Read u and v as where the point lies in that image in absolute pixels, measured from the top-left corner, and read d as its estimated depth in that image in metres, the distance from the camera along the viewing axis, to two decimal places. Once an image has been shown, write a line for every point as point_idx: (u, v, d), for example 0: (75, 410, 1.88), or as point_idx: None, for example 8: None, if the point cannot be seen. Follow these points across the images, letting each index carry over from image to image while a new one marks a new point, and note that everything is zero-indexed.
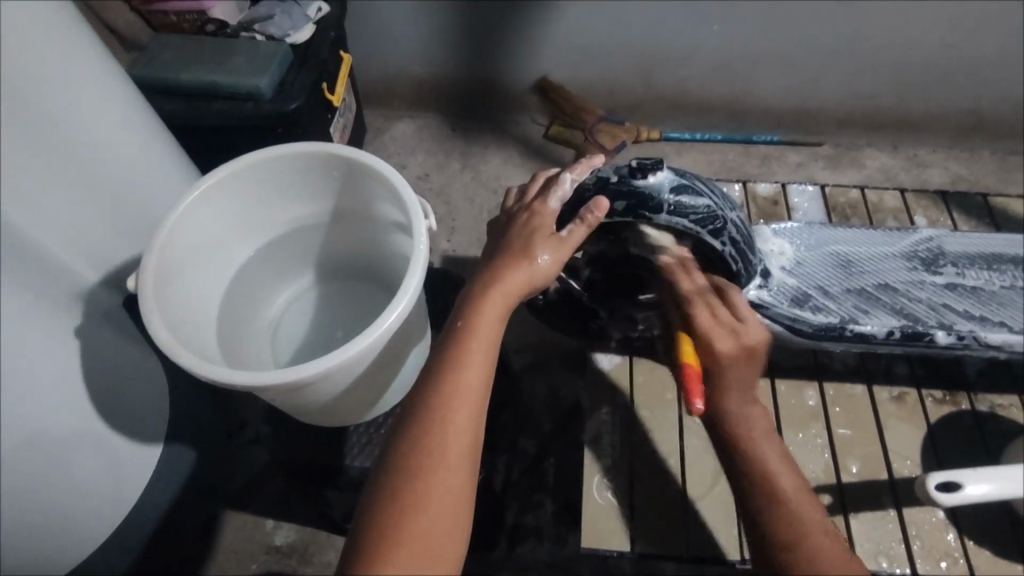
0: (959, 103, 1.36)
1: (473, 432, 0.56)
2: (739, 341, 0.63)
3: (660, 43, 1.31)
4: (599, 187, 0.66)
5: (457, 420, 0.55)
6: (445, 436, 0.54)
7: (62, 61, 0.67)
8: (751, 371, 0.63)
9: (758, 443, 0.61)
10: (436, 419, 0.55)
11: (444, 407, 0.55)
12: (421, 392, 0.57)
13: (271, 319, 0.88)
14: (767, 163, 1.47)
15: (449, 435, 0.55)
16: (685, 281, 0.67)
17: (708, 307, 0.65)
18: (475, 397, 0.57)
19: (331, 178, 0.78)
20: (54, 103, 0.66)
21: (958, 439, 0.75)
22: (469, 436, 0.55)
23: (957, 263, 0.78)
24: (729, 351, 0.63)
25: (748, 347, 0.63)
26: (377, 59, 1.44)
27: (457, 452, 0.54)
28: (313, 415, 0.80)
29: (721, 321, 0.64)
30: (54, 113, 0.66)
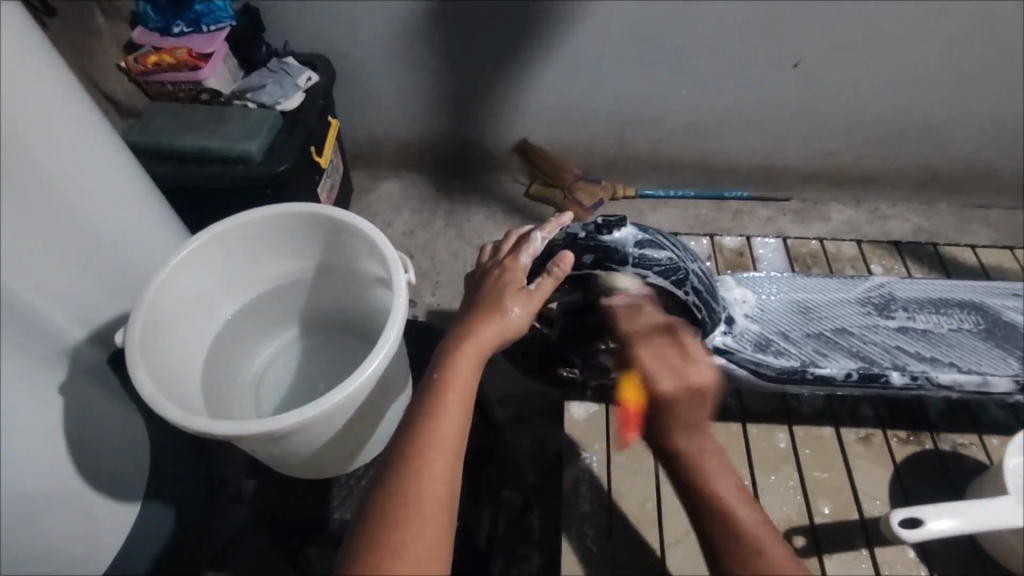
0: (912, 162, 1.46)
1: (449, 481, 0.57)
2: (685, 380, 0.70)
3: (631, 107, 1.40)
4: (568, 243, 0.70)
5: (435, 466, 0.57)
6: (423, 483, 0.56)
7: (60, 127, 0.71)
8: (697, 405, 0.70)
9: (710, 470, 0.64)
10: (416, 464, 0.57)
11: (422, 454, 0.57)
12: (400, 440, 0.59)
13: (255, 372, 0.90)
14: (739, 217, 1.55)
15: (428, 482, 0.56)
16: (629, 326, 0.72)
17: (655, 349, 0.72)
18: (451, 444, 0.59)
19: (317, 236, 0.82)
20: (50, 167, 0.70)
21: (923, 477, 0.78)
22: (446, 482, 0.57)
23: (908, 307, 0.83)
24: (676, 388, 0.70)
25: (693, 386, 0.70)
26: (365, 125, 1.52)
27: (435, 500, 0.56)
28: (293, 466, 0.81)
29: (668, 362, 0.72)
30: (50, 175, 0.70)
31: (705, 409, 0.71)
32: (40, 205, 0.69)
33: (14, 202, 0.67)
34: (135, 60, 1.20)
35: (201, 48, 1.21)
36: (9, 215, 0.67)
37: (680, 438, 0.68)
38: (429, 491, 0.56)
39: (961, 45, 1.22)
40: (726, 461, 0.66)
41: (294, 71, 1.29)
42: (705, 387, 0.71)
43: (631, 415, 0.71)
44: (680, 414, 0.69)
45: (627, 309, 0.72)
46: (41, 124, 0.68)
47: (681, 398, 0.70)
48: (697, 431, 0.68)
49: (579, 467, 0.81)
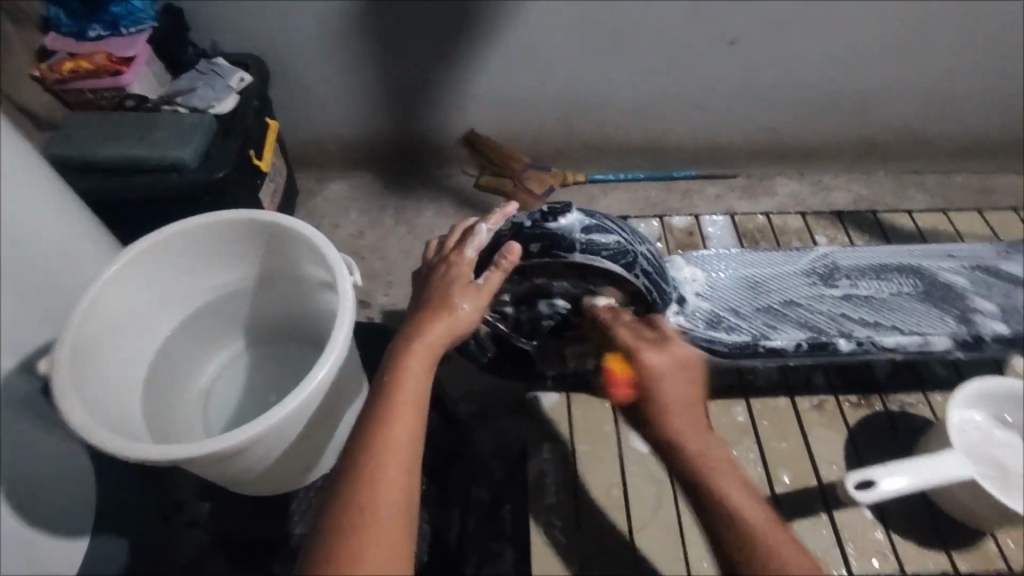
0: (850, 133, 1.50)
1: (406, 487, 0.56)
2: (669, 354, 0.68)
3: (577, 93, 1.40)
4: (514, 233, 0.69)
5: (389, 471, 0.55)
6: (378, 490, 0.54)
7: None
8: (686, 383, 0.66)
9: (714, 466, 0.60)
10: (370, 472, 0.55)
11: (375, 460, 0.55)
12: (352, 448, 0.57)
13: (201, 389, 0.85)
14: (688, 197, 1.57)
15: (382, 488, 0.54)
16: (609, 315, 0.72)
17: (632, 331, 0.71)
18: (405, 449, 0.57)
19: (256, 243, 0.78)
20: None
21: (876, 439, 0.80)
22: (402, 487, 0.55)
23: (851, 275, 0.85)
24: (662, 363, 0.67)
25: (677, 360, 0.67)
26: (306, 124, 1.47)
27: (390, 507, 0.54)
28: (247, 484, 0.78)
29: (646, 340, 0.70)
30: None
31: (696, 386, 0.66)
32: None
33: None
34: (49, 68, 1.12)
35: (121, 52, 1.15)
36: None
37: (673, 423, 0.63)
38: (384, 499, 0.54)
39: (890, 17, 1.26)
40: (726, 452, 0.62)
41: (225, 72, 1.24)
42: (691, 362, 0.68)
43: (624, 384, 0.68)
44: (667, 395, 0.64)
45: (611, 307, 0.73)
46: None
47: (671, 372, 0.66)
48: (689, 411, 0.64)
49: (542, 460, 0.80)
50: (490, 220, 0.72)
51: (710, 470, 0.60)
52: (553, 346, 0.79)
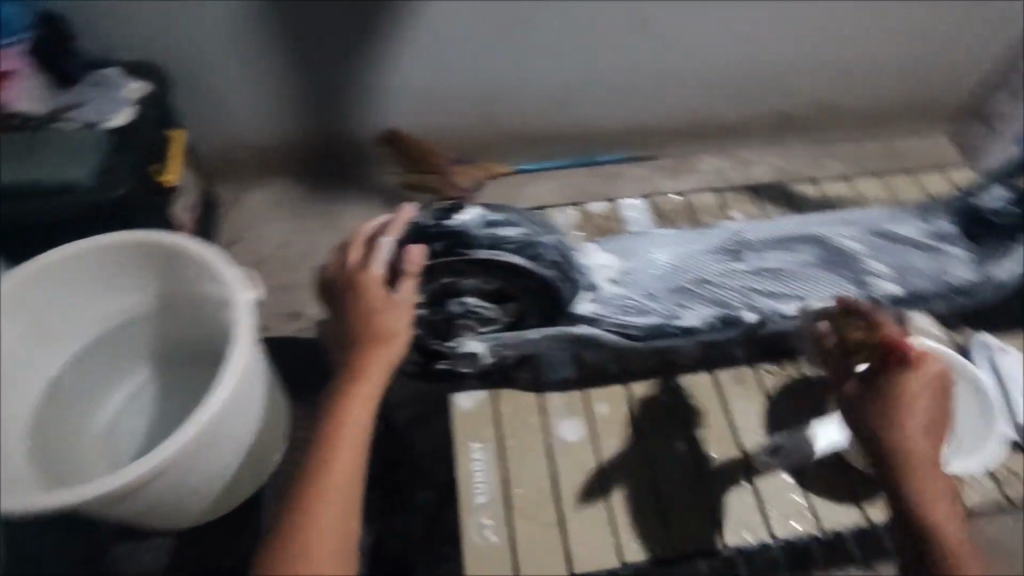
0: (766, 107, 1.54)
1: (345, 529, 0.58)
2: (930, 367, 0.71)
3: (497, 83, 1.38)
4: (417, 237, 0.72)
5: (331, 511, 0.58)
6: (320, 527, 0.57)
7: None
8: (943, 395, 0.71)
9: (919, 480, 0.68)
10: (314, 513, 0.57)
11: (317, 500, 0.58)
12: (295, 489, 0.59)
13: (106, 421, 0.81)
14: (617, 180, 1.58)
15: (318, 533, 0.57)
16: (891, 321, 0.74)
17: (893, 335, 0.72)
18: (347, 488, 0.59)
19: (147, 264, 0.73)
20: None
21: (793, 405, 0.84)
22: (343, 523, 0.58)
23: (759, 249, 0.87)
24: (940, 371, 0.71)
25: (941, 372, 0.71)
26: (216, 133, 1.40)
27: (327, 551, 0.56)
28: (158, 515, 0.75)
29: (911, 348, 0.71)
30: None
31: (943, 396, 0.71)
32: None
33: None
34: None
35: None
36: None
37: (934, 431, 0.68)
38: (325, 536, 0.57)
39: None
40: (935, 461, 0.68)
41: (119, 83, 1.18)
42: (942, 373, 0.72)
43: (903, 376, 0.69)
44: (941, 403, 0.70)
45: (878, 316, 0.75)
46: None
47: (935, 385, 0.70)
48: (943, 417, 0.70)
49: (474, 460, 0.80)
50: (391, 228, 0.71)
51: (930, 497, 0.67)
52: (470, 344, 0.81)
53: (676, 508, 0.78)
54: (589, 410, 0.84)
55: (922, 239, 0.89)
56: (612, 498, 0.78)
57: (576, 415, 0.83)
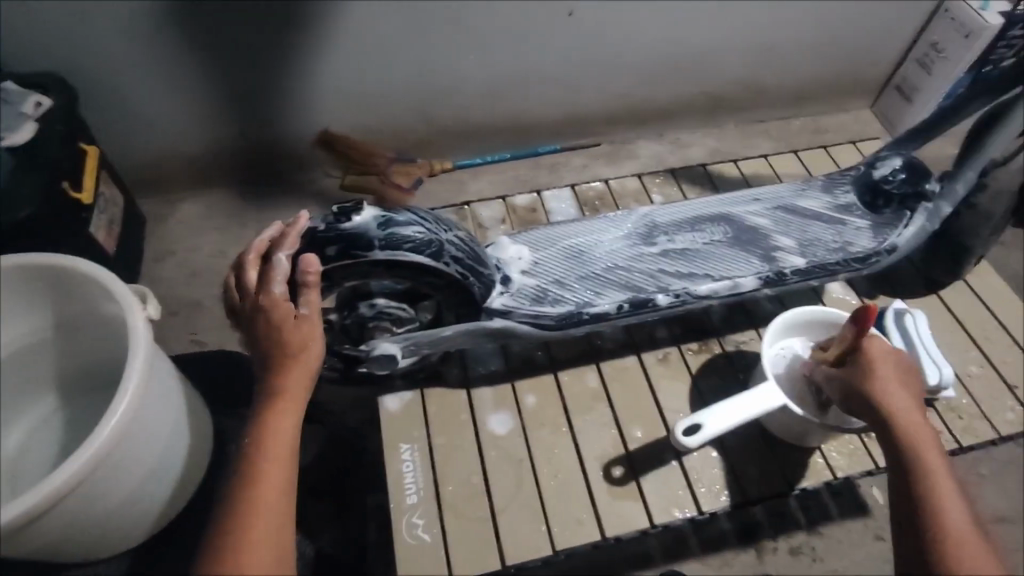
0: (696, 91, 1.57)
1: (275, 540, 0.56)
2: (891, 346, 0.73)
3: (424, 80, 1.37)
4: (308, 239, 0.67)
5: (267, 524, 0.57)
6: (255, 543, 0.55)
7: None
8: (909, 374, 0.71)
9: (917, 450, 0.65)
10: (249, 530, 0.55)
11: (252, 517, 0.56)
12: (225, 511, 0.57)
13: (11, 454, 0.78)
14: (557, 170, 1.59)
15: (248, 545, 0.55)
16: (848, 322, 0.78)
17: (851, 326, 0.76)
18: (281, 503, 0.58)
19: (36, 292, 0.71)
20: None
21: (716, 379, 0.85)
22: (278, 536, 0.57)
23: (669, 231, 0.87)
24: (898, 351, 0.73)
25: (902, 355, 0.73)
26: (133, 146, 1.35)
27: (260, 561, 0.55)
28: (71, 549, 0.72)
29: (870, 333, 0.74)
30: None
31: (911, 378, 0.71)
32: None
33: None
34: None
35: None
36: None
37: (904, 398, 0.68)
38: (261, 552, 0.55)
39: None
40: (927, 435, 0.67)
41: (13, 96, 1.10)
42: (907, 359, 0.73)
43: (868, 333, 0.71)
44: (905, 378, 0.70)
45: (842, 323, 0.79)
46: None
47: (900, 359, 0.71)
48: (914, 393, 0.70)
49: (402, 462, 0.77)
50: (285, 243, 0.67)
51: (931, 471, 0.64)
52: None
53: (604, 492, 0.76)
54: (517, 403, 0.82)
55: (824, 211, 0.93)
56: (538, 480, 0.76)
57: (506, 409, 0.81)
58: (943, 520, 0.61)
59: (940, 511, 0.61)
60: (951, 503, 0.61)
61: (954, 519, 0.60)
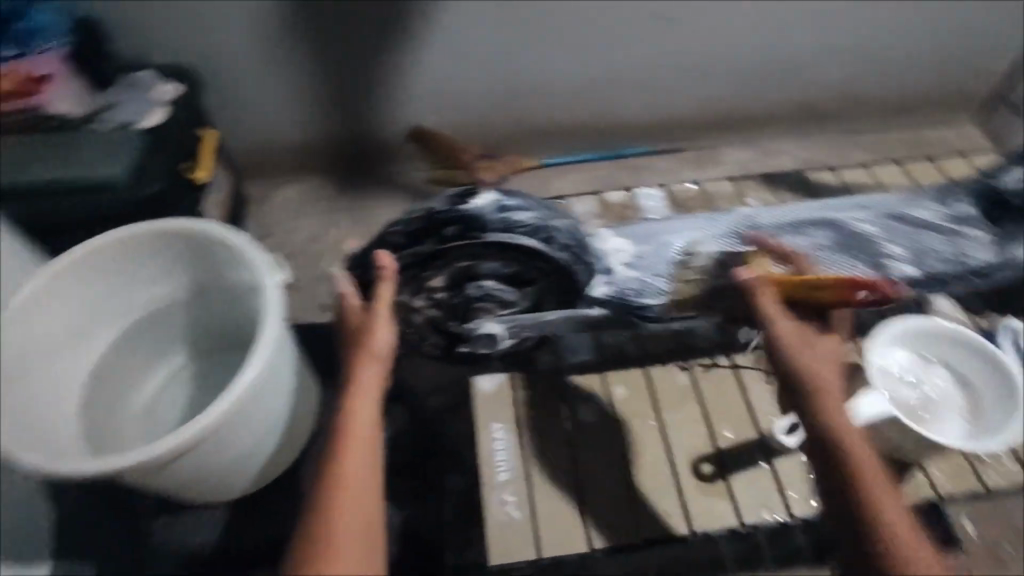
0: (789, 97, 1.53)
1: (364, 514, 0.61)
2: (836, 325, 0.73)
3: (515, 79, 1.40)
4: (429, 218, 0.73)
5: (351, 494, 0.61)
6: (341, 510, 0.60)
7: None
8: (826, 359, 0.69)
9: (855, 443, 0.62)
10: (334, 499, 0.60)
11: (338, 488, 0.61)
12: (317, 484, 0.62)
13: (143, 405, 0.84)
14: (641, 172, 1.58)
15: (337, 519, 0.59)
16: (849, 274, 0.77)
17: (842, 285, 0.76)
18: (364, 478, 0.62)
19: (181, 252, 0.78)
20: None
21: (808, 388, 0.93)
22: (361, 505, 0.61)
23: (775, 232, 0.86)
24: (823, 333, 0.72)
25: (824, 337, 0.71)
26: (245, 133, 1.45)
27: (349, 535, 0.59)
28: (195, 491, 0.80)
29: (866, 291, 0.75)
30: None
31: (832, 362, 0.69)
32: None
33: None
34: None
35: (38, 70, 1.10)
36: None
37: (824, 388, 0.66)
38: (346, 520, 0.60)
39: None
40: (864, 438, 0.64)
41: (148, 85, 1.23)
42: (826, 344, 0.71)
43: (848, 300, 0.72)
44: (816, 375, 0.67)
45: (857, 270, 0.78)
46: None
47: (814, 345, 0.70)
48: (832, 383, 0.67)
49: (496, 440, 0.95)
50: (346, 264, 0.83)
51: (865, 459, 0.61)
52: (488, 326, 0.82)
53: (692, 484, 0.90)
54: None
55: (937, 221, 0.89)
56: (630, 469, 0.92)
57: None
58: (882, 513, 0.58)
59: (874, 494, 0.59)
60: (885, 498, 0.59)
61: (891, 514, 0.58)
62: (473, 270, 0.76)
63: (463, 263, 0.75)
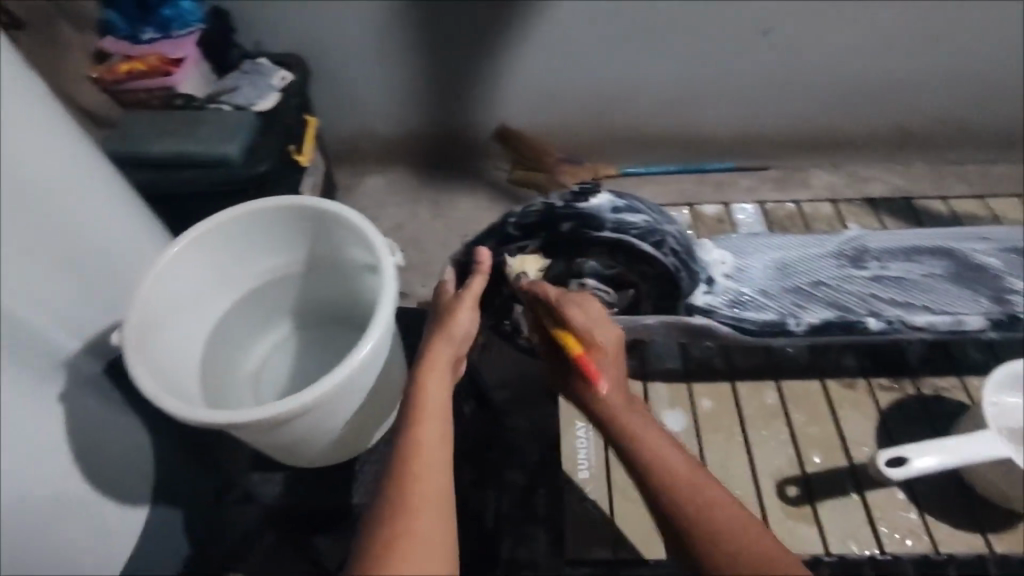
0: (888, 121, 1.48)
1: (440, 482, 0.62)
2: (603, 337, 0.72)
3: (607, 86, 1.41)
4: (548, 212, 0.76)
5: (426, 461, 0.63)
6: (417, 474, 0.61)
7: (25, 120, 0.68)
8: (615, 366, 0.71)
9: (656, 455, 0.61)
10: (411, 463, 0.62)
11: (412, 454, 0.63)
12: (394, 451, 0.64)
13: (252, 367, 0.92)
14: (722, 189, 1.55)
15: (416, 481, 0.61)
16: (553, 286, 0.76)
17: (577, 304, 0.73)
18: (438, 446, 0.64)
19: (302, 229, 0.83)
20: (11, 162, 0.67)
21: (912, 421, 0.84)
22: (437, 471, 0.63)
23: (881, 258, 0.91)
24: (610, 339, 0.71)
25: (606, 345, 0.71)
26: (342, 122, 1.51)
27: (426, 497, 0.60)
28: (290, 457, 0.82)
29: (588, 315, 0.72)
30: (18, 162, 0.68)
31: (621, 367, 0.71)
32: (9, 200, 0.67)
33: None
34: (107, 70, 1.18)
35: (171, 53, 1.21)
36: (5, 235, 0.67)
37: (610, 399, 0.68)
38: (423, 481, 0.61)
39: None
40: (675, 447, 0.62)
41: (267, 71, 1.29)
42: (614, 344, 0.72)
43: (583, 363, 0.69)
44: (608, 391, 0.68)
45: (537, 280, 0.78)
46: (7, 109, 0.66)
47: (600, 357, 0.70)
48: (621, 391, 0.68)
49: (578, 437, 0.96)
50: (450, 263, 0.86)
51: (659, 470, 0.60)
52: None
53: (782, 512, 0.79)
54: (692, 404, 0.88)
55: None
56: None
57: (679, 407, 0.87)
58: (657, 464, 0.61)
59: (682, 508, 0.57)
60: (689, 509, 0.57)
61: (668, 461, 0.61)
62: (575, 267, 0.81)
63: (578, 259, 0.80)
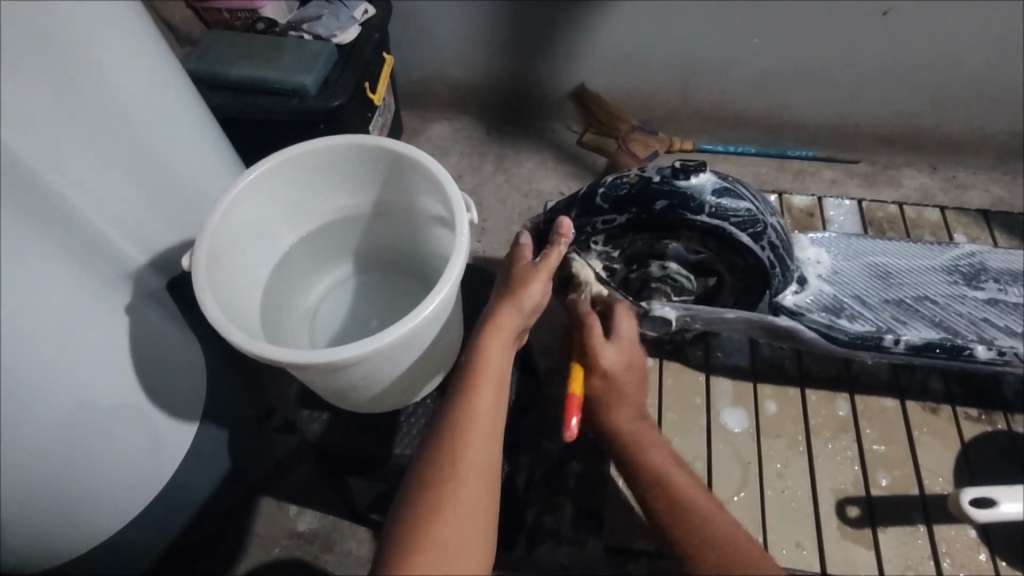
0: (1007, 126, 1.34)
1: (489, 451, 0.61)
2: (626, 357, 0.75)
3: (700, 57, 1.31)
4: (644, 186, 0.73)
5: (478, 431, 0.61)
6: (469, 439, 0.60)
7: (72, 49, 0.62)
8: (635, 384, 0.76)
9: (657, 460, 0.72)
10: (463, 429, 0.61)
11: (467, 418, 0.61)
12: (447, 409, 0.63)
13: (311, 305, 0.92)
14: (802, 178, 1.45)
15: (467, 447, 0.60)
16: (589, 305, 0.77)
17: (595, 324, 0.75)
18: (491, 415, 0.63)
19: (379, 171, 0.81)
20: (51, 96, 0.62)
21: (992, 453, 0.86)
22: (486, 442, 0.61)
23: (998, 281, 0.89)
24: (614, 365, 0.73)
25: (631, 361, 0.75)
26: (416, 62, 1.46)
27: (473, 465, 0.59)
28: (344, 400, 0.81)
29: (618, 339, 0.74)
30: (57, 94, 0.63)
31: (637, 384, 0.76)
32: (70, 125, 0.64)
33: (18, 138, 0.60)
34: None
35: None
36: (78, 147, 0.66)
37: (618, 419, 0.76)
38: (474, 447, 0.60)
39: None
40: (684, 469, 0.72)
41: (352, 3, 1.23)
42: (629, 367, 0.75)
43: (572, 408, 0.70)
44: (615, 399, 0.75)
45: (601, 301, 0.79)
46: (63, 37, 0.61)
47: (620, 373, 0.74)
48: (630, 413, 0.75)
49: None
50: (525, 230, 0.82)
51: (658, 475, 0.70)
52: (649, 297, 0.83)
53: (834, 527, 0.81)
54: (757, 406, 0.89)
55: None
56: (763, 490, 0.83)
57: (743, 407, 0.90)
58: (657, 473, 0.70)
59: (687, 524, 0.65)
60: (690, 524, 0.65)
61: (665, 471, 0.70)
62: (659, 247, 0.78)
63: (670, 241, 0.77)
